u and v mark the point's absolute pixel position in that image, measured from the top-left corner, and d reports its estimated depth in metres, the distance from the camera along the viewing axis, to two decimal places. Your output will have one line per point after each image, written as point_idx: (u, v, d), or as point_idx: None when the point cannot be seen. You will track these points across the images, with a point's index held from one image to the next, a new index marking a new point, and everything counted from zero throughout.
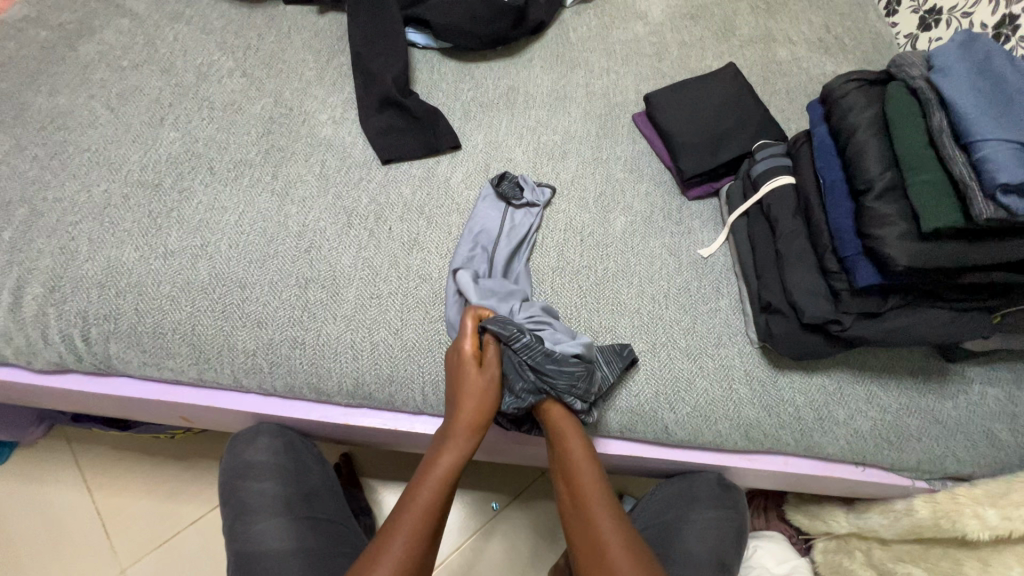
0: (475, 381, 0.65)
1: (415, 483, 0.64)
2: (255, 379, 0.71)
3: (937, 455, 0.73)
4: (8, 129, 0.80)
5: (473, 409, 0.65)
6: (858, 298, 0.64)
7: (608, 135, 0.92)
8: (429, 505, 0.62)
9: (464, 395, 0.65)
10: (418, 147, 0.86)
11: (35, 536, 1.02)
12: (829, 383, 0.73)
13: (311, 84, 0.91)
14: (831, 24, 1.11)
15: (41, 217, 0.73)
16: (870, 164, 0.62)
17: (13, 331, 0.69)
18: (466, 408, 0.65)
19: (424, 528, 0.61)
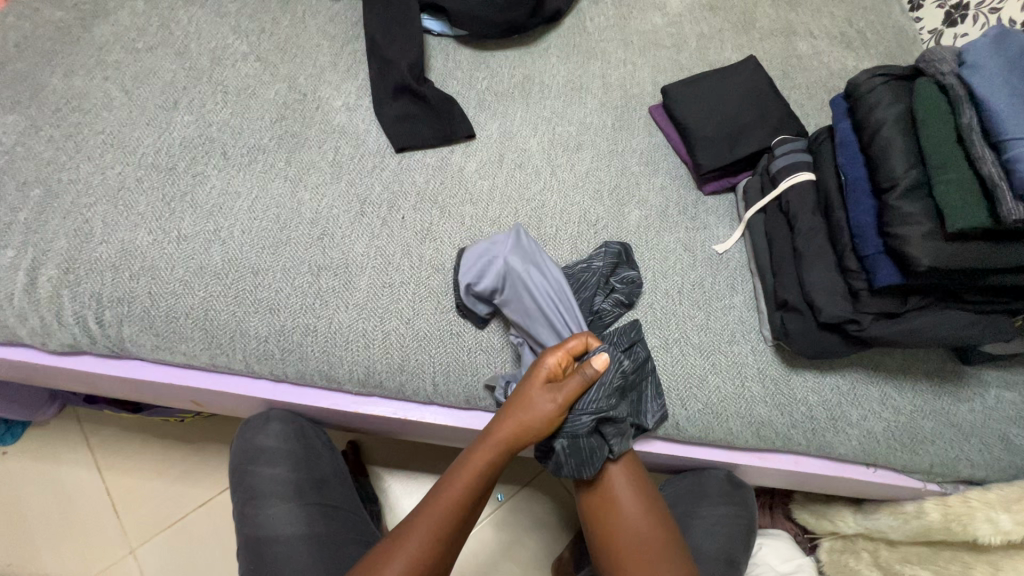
0: (539, 400, 0.63)
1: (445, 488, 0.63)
2: (266, 365, 0.71)
3: (952, 459, 0.72)
4: (23, 109, 0.80)
5: (526, 428, 0.63)
6: (877, 297, 0.63)
7: (624, 128, 0.91)
8: (462, 502, 0.63)
9: (521, 415, 0.63)
10: (432, 135, 0.86)
11: (48, 514, 1.04)
12: (843, 383, 0.72)
13: (326, 70, 0.90)
14: (854, 18, 1.09)
15: (56, 198, 0.73)
16: (895, 161, 0.61)
17: (28, 312, 0.69)
18: (518, 423, 0.63)
19: (448, 526, 0.62)
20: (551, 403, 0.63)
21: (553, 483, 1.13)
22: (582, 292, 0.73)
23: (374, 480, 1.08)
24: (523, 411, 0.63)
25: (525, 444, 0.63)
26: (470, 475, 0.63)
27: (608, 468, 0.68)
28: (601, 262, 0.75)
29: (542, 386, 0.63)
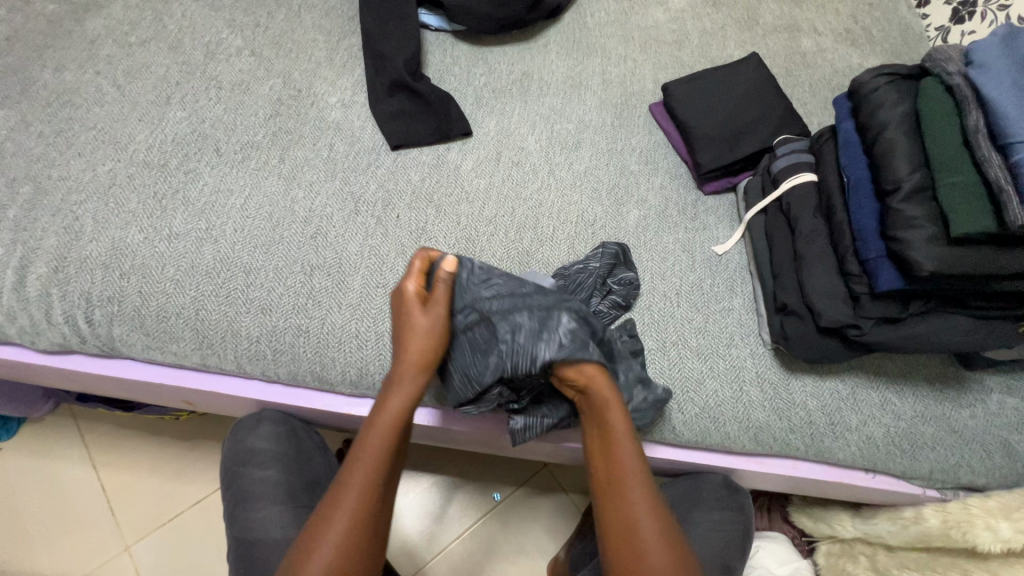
0: (420, 320, 0.61)
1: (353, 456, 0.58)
2: (258, 366, 0.70)
3: (952, 465, 0.71)
4: (14, 104, 0.79)
5: (419, 350, 0.61)
6: (878, 302, 0.62)
7: (623, 125, 0.90)
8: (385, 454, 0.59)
9: (409, 338, 0.61)
10: (428, 133, 0.84)
11: (43, 510, 1.04)
12: (842, 388, 0.71)
13: (321, 66, 0.89)
14: (859, 14, 1.07)
15: (46, 195, 0.72)
16: (899, 163, 0.60)
17: (17, 311, 0.68)
18: (413, 348, 0.61)
19: (375, 484, 0.58)
20: (432, 320, 0.61)
21: (549, 483, 1.13)
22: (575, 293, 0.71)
23: None
24: (409, 335, 0.61)
25: (428, 363, 0.61)
26: (379, 430, 0.59)
27: (614, 436, 0.60)
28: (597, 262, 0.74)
29: (414, 306, 0.62)
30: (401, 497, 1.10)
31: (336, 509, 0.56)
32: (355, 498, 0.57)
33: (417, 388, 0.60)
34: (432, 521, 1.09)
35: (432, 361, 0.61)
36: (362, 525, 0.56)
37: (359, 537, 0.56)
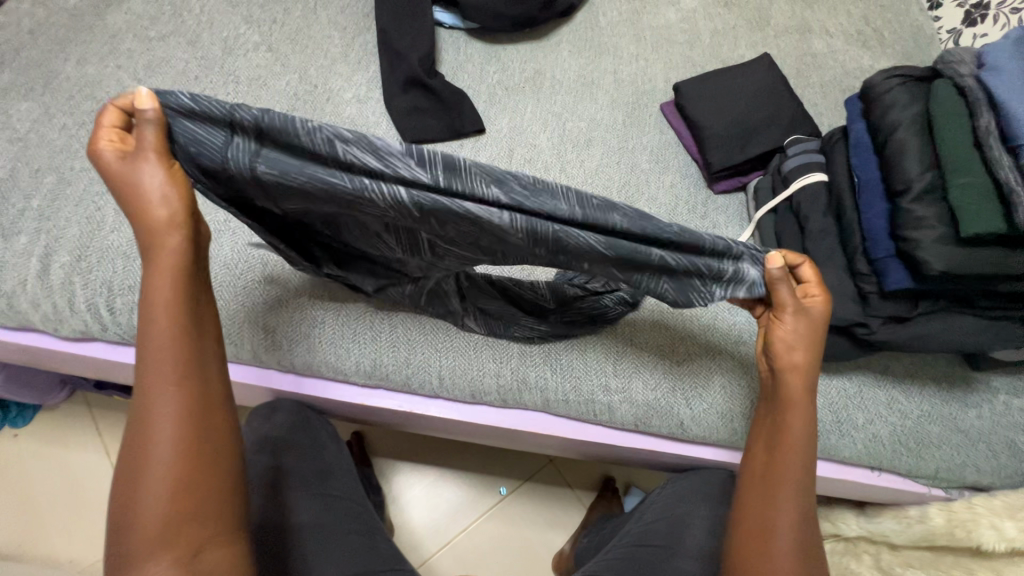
0: (139, 180, 0.47)
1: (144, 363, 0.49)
2: (272, 356, 0.71)
3: (957, 465, 0.71)
4: (37, 97, 0.80)
5: (160, 210, 0.48)
6: (887, 301, 0.63)
7: (634, 124, 0.90)
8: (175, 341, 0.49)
9: (142, 203, 0.47)
10: (441, 129, 0.85)
11: (58, 496, 1.05)
12: (849, 386, 0.72)
13: (337, 62, 0.90)
14: (870, 16, 1.08)
15: (68, 186, 0.74)
16: (910, 164, 0.60)
17: (40, 299, 0.69)
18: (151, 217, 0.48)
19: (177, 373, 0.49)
20: (147, 174, 0.47)
21: (554, 478, 1.15)
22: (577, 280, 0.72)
23: (379, 471, 1.12)
24: (135, 201, 0.47)
25: (185, 221, 0.49)
26: (158, 318, 0.49)
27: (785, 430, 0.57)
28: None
29: (119, 166, 0.47)
30: (409, 489, 1.12)
31: (150, 419, 0.48)
32: (167, 399, 0.48)
33: (181, 251, 0.49)
34: (438, 514, 1.10)
35: (189, 215, 0.49)
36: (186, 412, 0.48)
37: (191, 426, 0.48)
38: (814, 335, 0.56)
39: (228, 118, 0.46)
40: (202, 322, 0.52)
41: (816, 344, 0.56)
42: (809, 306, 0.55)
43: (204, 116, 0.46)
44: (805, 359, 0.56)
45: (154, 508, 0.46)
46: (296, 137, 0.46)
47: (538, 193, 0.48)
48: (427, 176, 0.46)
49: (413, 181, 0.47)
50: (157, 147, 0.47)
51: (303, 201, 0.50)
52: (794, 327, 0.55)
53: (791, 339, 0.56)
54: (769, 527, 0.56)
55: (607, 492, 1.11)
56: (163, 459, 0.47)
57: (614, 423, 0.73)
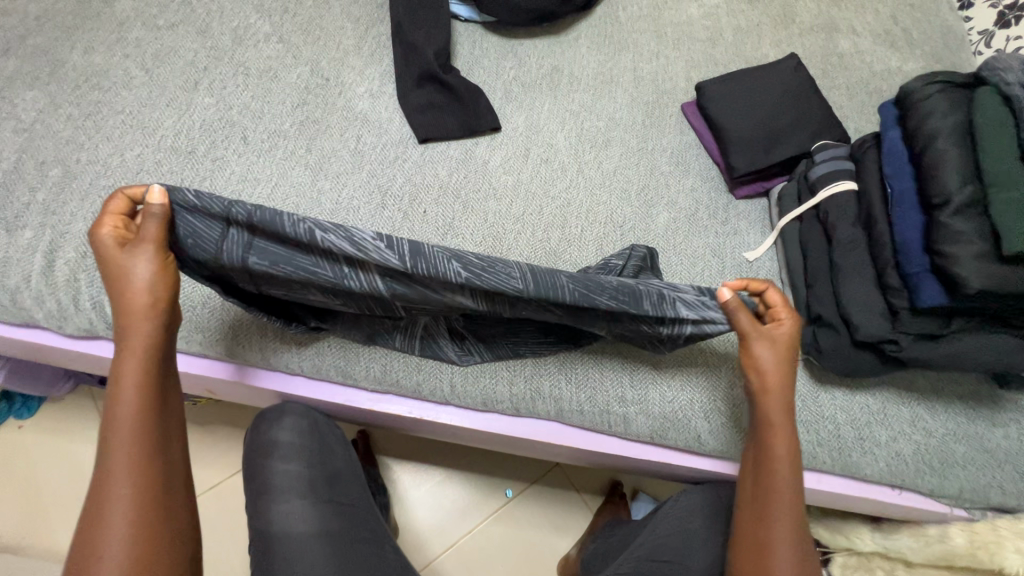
0: (124, 264, 0.53)
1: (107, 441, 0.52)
2: (281, 358, 0.69)
3: (982, 485, 0.69)
4: (43, 86, 0.78)
5: (143, 293, 0.53)
6: (918, 317, 0.60)
7: (654, 125, 0.88)
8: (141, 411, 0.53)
9: (125, 286, 0.53)
10: (456, 127, 0.83)
11: (62, 489, 1.05)
12: (873, 402, 0.70)
13: (349, 55, 0.87)
14: (899, 15, 1.04)
15: (74, 179, 0.72)
16: (948, 175, 0.58)
17: (44, 295, 0.67)
18: (132, 298, 0.53)
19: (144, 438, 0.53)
20: (132, 261, 0.53)
21: (561, 482, 1.13)
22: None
23: (384, 471, 1.11)
24: (120, 287, 0.53)
25: (164, 304, 0.55)
26: (128, 393, 0.53)
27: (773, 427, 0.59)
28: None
29: (115, 253, 0.53)
30: (414, 489, 1.10)
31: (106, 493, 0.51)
32: (123, 474, 0.51)
33: (150, 334, 0.54)
34: (443, 515, 1.09)
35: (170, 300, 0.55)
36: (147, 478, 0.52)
37: (150, 499, 0.52)
38: (786, 358, 0.60)
39: (225, 213, 0.54)
40: (168, 402, 0.57)
41: (789, 366, 0.60)
42: (776, 331, 0.60)
43: (204, 210, 0.54)
44: (778, 372, 0.59)
45: (109, 572, 0.49)
46: (283, 228, 0.54)
47: (492, 266, 0.57)
48: (399, 263, 0.55)
49: (386, 265, 0.56)
50: (160, 237, 0.54)
51: (287, 284, 0.58)
52: (765, 353, 0.59)
53: (765, 363, 0.59)
54: (766, 541, 0.57)
55: (614, 497, 1.09)
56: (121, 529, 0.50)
57: (630, 435, 0.71)
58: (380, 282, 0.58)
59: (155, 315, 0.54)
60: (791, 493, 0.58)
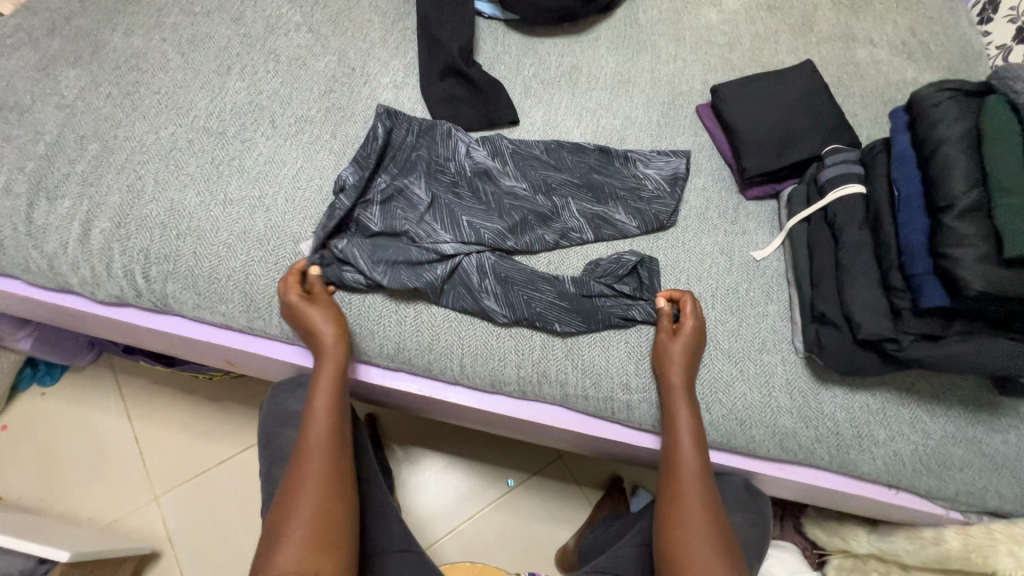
0: (313, 314, 0.67)
1: (301, 445, 0.64)
2: (300, 333, 0.72)
3: (978, 489, 0.70)
4: (85, 65, 0.82)
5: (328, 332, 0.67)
6: (920, 318, 0.62)
7: (669, 125, 0.90)
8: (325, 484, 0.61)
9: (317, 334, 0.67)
10: (477, 119, 0.86)
11: (80, 455, 1.09)
12: (872, 402, 0.71)
13: (376, 46, 0.91)
14: (917, 27, 1.05)
15: (111, 153, 0.76)
16: (955, 180, 0.59)
17: (80, 262, 0.71)
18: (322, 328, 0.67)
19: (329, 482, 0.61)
20: (328, 308, 0.68)
21: (562, 474, 1.15)
22: (602, 276, 0.74)
23: (390, 453, 1.14)
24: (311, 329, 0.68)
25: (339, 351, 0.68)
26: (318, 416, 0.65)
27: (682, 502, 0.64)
28: (635, 226, 0.78)
29: (304, 302, 0.67)
30: (418, 474, 1.13)
31: (295, 498, 0.59)
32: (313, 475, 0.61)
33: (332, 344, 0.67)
34: (445, 500, 1.11)
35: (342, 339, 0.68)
36: (323, 523, 0.58)
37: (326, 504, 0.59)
38: (691, 352, 0.68)
39: (409, 121, 0.83)
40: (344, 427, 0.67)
41: (694, 357, 0.68)
42: (683, 329, 0.69)
43: (398, 117, 0.82)
44: (684, 377, 0.67)
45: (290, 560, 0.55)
46: (437, 134, 0.82)
47: (563, 162, 0.83)
48: (506, 147, 0.83)
49: (497, 151, 0.82)
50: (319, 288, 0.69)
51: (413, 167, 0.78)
52: (678, 346, 0.68)
53: (674, 357, 0.67)
54: (685, 539, 0.62)
55: (614, 491, 1.11)
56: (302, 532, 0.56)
57: (633, 423, 0.73)
58: (478, 160, 0.80)
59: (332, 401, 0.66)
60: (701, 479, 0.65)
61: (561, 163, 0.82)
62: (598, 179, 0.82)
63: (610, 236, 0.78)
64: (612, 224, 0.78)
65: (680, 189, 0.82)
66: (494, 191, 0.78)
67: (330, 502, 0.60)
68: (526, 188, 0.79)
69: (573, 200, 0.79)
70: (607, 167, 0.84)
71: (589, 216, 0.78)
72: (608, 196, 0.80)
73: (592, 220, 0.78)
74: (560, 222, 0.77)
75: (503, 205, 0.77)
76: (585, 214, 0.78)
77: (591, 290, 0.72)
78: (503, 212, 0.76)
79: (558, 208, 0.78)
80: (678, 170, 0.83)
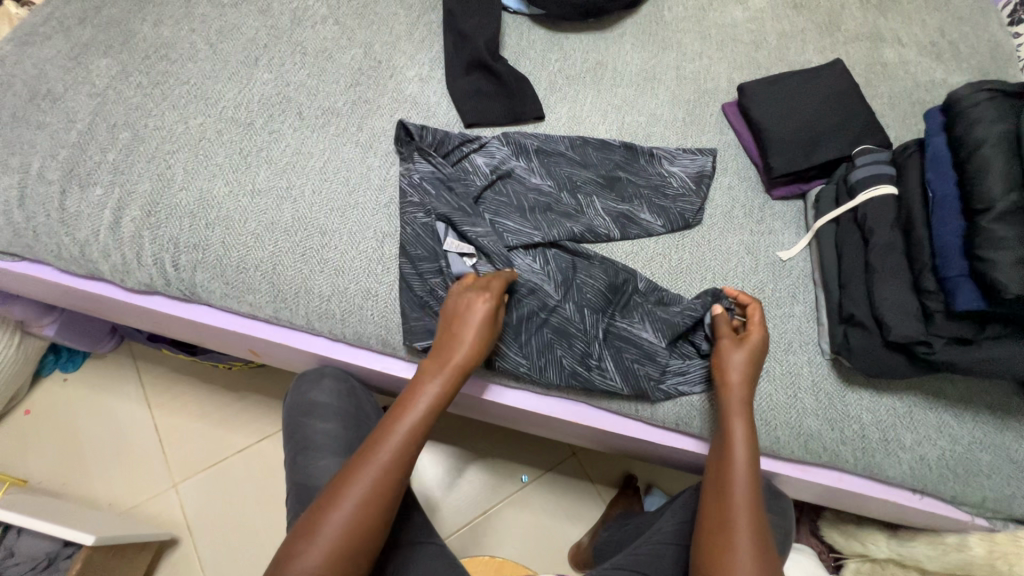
0: (473, 323, 0.63)
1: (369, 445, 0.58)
2: (325, 324, 0.72)
3: (1006, 496, 0.70)
4: (116, 54, 0.83)
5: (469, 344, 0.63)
6: (952, 321, 0.61)
7: (694, 123, 0.89)
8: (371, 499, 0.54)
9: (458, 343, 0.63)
10: (502, 114, 0.86)
11: (101, 441, 1.10)
12: (899, 406, 0.71)
13: (401, 40, 0.91)
14: (947, 28, 1.04)
15: (141, 143, 0.76)
16: (993, 182, 0.58)
17: (110, 249, 0.71)
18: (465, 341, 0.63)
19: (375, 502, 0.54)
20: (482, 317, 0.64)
21: (577, 471, 1.15)
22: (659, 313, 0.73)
23: None
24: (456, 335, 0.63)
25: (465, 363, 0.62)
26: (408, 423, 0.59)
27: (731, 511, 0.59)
28: (661, 224, 0.78)
29: (475, 309, 0.64)
30: (433, 468, 1.13)
31: (330, 509, 0.53)
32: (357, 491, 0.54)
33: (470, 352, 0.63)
34: (459, 495, 1.12)
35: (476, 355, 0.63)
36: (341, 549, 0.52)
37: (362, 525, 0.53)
38: (751, 366, 0.66)
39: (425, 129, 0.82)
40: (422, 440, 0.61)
41: (753, 370, 0.66)
42: (748, 339, 0.67)
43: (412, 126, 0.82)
44: (746, 394, 0.65)
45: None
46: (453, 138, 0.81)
47: (586, 160, 0.83)
48: (527, 145, 0.82)
49: (519, 150, 0.82)
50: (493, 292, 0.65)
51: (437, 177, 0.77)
52: (735, 356, 0.66)
53: (734, 367, 0.65)
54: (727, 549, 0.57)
55: (628, 489, 1.11)
56: (336, 530, 0.52)
57: (657, 421, 0.73)
58: (501, 163, 0.80)
59: (429, 412, 0.60)
60: (748, 495, 0.60)
61: (585, 157, 0.83)
62: (622, 177, 0.82)
63: (637, 234, 0.78)
64: (638, 222, 0.78)
65: (706, 187, 0.82)
66: (521, 191, 0.78)
67: (365, 520, 0.54)
68: (551, 186, 0.80)
69: (597, 199, 0.79)
70: (632, 162, 0.84)
71: (614, 214, 0.79)
72: (632, 195, 0.81)
73: (617, 218, 0.78)
74: (585, 218, 0.78)
75: (529, 203, 0.77)
76: (610, 212, 0.79)
77: (602, 327, 0.72)
78: (529, 211, 0.76)
79: (583, 206, 0.79)
80: (704, 169, 0.83)
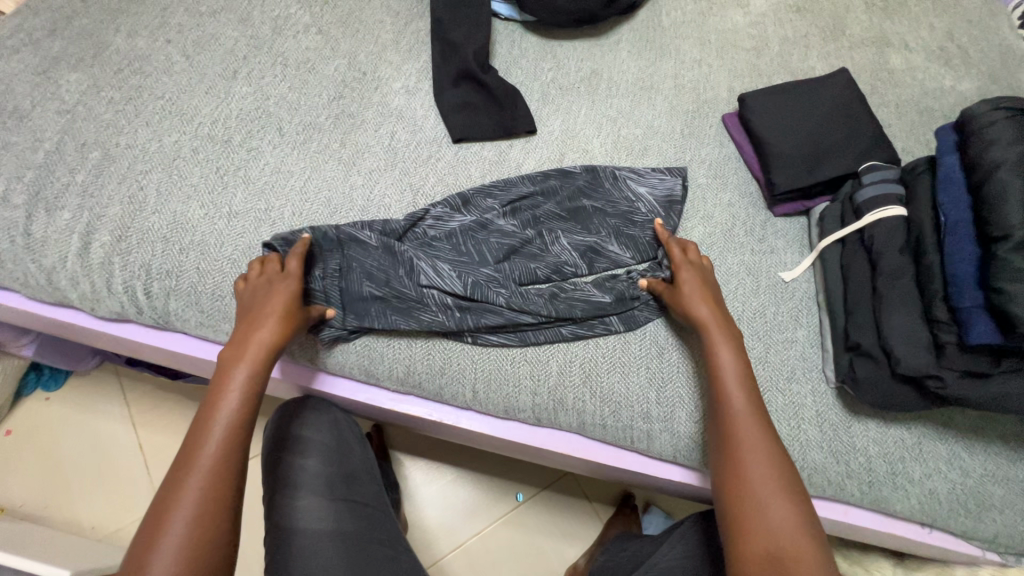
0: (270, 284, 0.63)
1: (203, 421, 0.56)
2: (306, 353, 0.69)
3: (1020, 532, 0.66)
4: (87, 68, 0.79)
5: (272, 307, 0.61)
6: (966, 354, 0.58)
7: (693, 135, 0.85)
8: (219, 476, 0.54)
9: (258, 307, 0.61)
10: (493, 127, 0.82)
11: (84, 461, 1.07)
12: (907, 438, 0.67)
13: (387, 49, 0.87)
14: (955, 31, 1.00)
15: (113, 162, 0.73)
16: (1011, 208, 0.55)
17: (79, 277, 0.68)
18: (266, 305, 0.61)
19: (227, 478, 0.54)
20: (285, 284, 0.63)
21: (573, 489, 1.12)
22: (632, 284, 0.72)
23: (397, 466, 1.11)
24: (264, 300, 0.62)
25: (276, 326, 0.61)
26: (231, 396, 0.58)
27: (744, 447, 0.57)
28: (630, 256, 0.75)
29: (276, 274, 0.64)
30: (425, 487, 1.10)
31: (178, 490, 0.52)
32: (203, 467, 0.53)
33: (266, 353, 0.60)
34: (452, 515, 1.09)
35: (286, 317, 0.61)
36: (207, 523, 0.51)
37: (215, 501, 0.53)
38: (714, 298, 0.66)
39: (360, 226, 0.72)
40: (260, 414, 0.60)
41: (724, 309, 0.66)
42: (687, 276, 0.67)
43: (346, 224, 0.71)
44: (723, 327, 0.64)
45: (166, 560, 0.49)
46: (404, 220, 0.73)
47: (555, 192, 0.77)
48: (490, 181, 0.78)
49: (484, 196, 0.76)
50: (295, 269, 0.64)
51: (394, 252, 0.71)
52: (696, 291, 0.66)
53: (695, 301, 0.65)
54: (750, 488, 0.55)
55: (625, 508, 1.08)
56: (193, 501, 0.52)
57: (652, 452, 0.69)
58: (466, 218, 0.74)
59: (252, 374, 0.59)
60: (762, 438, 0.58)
61: (546, 186, 0.77)
62: (587, 206, 0.77)
63: (605, 267, 0.74)
64: (605, 255, 0.74)
65: (676, 213, 0.77)
66: (484, 244, 0.72)
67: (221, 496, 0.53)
68: (515, 228, 0.74)
69: (563, 234, 0.75)
70: (596, 187, 0.78)
71: (586, 251, 0.74)
72: (599, 225, 0.76)
73: (585, 252, 0.74)
74: (551, 257, 0.73)
75: (475, 251, 0.72)
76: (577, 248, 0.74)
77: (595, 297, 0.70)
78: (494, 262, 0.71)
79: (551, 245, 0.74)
80: (673, 200, 0.78)
